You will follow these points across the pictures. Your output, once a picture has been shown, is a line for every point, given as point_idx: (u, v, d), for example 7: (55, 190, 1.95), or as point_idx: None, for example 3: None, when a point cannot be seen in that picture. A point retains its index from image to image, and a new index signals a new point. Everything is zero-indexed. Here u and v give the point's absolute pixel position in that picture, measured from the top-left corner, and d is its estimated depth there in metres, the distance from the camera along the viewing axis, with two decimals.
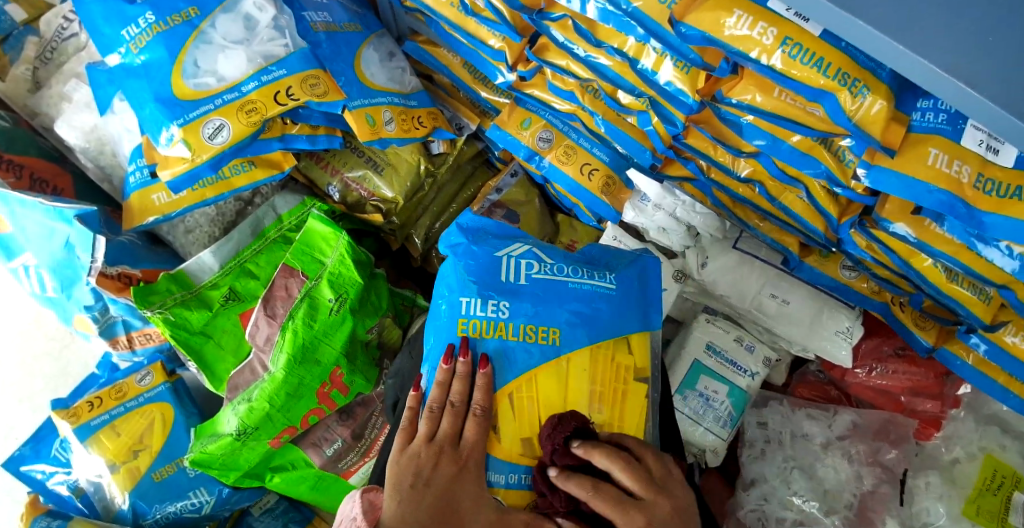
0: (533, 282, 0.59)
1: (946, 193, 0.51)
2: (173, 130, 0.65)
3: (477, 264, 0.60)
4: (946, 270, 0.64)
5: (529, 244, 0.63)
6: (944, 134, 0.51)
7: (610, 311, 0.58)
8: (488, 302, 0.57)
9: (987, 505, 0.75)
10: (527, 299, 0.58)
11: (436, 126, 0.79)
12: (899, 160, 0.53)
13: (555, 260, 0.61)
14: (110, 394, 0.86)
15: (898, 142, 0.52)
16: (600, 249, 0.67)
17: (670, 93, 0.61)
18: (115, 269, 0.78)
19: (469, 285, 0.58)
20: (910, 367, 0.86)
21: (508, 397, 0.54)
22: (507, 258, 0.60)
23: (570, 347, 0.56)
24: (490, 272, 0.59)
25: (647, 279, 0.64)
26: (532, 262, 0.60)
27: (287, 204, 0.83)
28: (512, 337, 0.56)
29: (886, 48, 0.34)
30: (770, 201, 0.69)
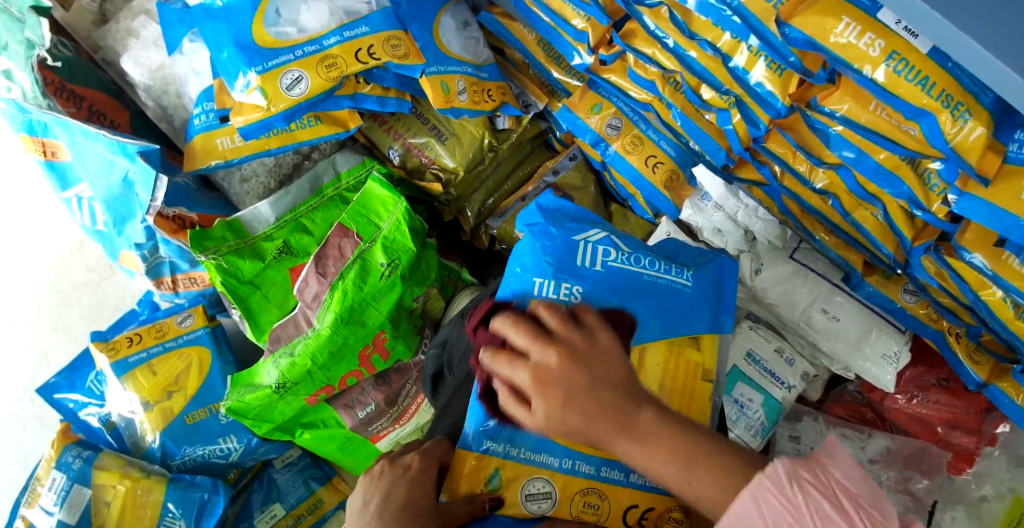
0: (609, 270, 0.56)
1: None
2: (250, 77, 0.64)
3: (551, 245, 0.57)
4: (1014, 307, 0.62)
5: (606, 229, 0.60)
6: None
7: (684, 308, 0.57)
8: (562, 286, 0.54)
9: None
10: (604, 287, 0.55)
11: (504, 101, 0.78)
12: (991, 191, 0.51)
13: (631, 250, 0.59)
14: (150, 332, 0.87)
15: (994, 171, 0.51)
16: (678, 245, 0.65)
17: (759, 94, 0.60)
18: (172, 210, 0.78)
19: (543, 265, 0.55)
20: (953, 399, 0.83)
21: None
22: (583, 243, 0.57)
23: (642, 340, 0.54)
24: (565, 254, 0.56)
25: (722, 279, 0.62)
26: (608, 249, 0.58)
27: (347, 163, 0.82)
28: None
29: (983, 62, 0.31)
30: (842, 214, 0.67)
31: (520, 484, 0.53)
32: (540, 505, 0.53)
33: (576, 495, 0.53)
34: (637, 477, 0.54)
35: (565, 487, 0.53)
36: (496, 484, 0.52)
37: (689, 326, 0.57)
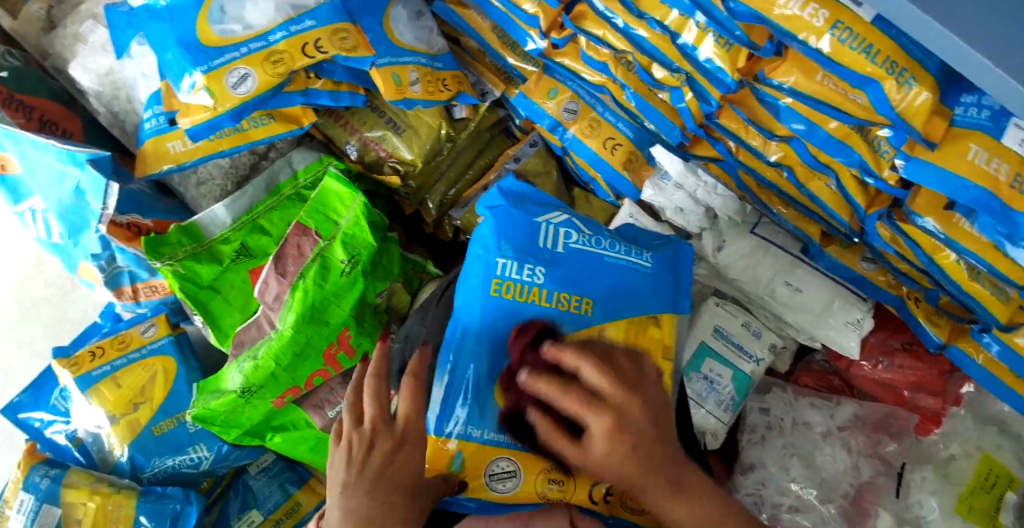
0: (569, 252, 0.57)
1: (982, 190, 0.50)
2: (195, 77, 0.63)
3: (514, 228, 0.58)
4: (968, 269, 0.63)
5: (568, 212, 0.62)
6: (985, 131, 0.49)
7: (645, 288, 0.58)
8: (524, 266, 0.56)
9: (979, 503, 0.77)
10: (563, 267, 0.56)
11: (461, 90, 0.77)
12: (939, 154, 0.52)
13: (591, 231, 0.60)
14: (112, 345, 0.86)
15: (940, 134, 0.51)
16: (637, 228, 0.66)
17: (708, 70, 0.59)
18: (125, 218, 0.76)
19: (506, 247, 0.57)
20: (916, 362, 0.86)
21: (535, 362, 0.52)
22: (545, 224, 0.59)
23: (600, 318, 0.55)
24: (528, 236, 0.58)
25: (679, 260, 0.63)
26: (570, 232, 0.59)
27: (304, 161, 0.82)
28: (546, 303, 0.54)
29: (921, 27, 0.32)
30: (796, 186, 0.68)
31: (484, 463, 0.52)
32: (504, 484, 0.53)
33: (543, 473, 0.53)
34: None
35: (530, 467, 0.53)
36: (461, 468, 0.52)
37: (650, 305, 0.57)
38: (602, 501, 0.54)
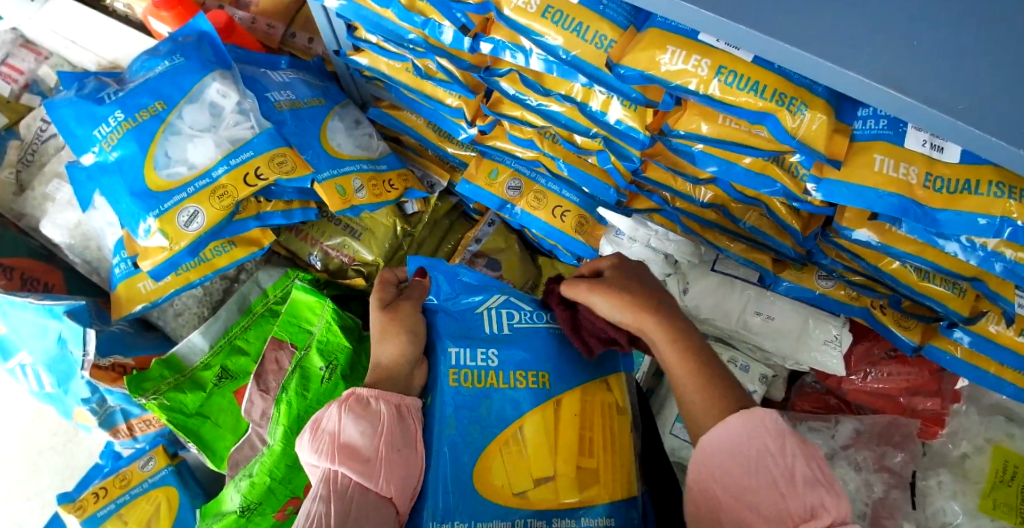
0: (517, 331, 0.59)
1: (897, 196, 0.55)
2: (149, 221, 0.67)
3: (459, 318, 0.60)
4: (914, 270, 0.67)
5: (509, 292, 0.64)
6: (888, 139, 0.55)
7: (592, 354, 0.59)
8: (477, 352, 0.57)
9: (1003, 497, 0.78)
10: (513, 347, 0.58)
11: (408, 187, 0.82)
12: (845, 170, 0.56)
13: (532, 307, 0.62)
14: (114, 483, 0.86)
15: (844, 151, 0.56)
16: None
17: (622, 130, 0.64)
18: (106, 360, 0.79)
19: (454, 335, 0.58)
20: (904, 366, 0.86)
21: (500, 447, 0.53)
22: (488, 310, 0.61)
23: (558, 389, 0.56)
24: (474, 325, 0.59)
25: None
26: (512, 312, 0.61)
27: (271, 278, 0.86)
28: (503, 385, 0.55)
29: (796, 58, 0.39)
30: (735, 222, 0.70)
31: None
32: None
33: None
34: (588, 521, 0.52)
35: None
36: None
37: (599, 368, 0.59)
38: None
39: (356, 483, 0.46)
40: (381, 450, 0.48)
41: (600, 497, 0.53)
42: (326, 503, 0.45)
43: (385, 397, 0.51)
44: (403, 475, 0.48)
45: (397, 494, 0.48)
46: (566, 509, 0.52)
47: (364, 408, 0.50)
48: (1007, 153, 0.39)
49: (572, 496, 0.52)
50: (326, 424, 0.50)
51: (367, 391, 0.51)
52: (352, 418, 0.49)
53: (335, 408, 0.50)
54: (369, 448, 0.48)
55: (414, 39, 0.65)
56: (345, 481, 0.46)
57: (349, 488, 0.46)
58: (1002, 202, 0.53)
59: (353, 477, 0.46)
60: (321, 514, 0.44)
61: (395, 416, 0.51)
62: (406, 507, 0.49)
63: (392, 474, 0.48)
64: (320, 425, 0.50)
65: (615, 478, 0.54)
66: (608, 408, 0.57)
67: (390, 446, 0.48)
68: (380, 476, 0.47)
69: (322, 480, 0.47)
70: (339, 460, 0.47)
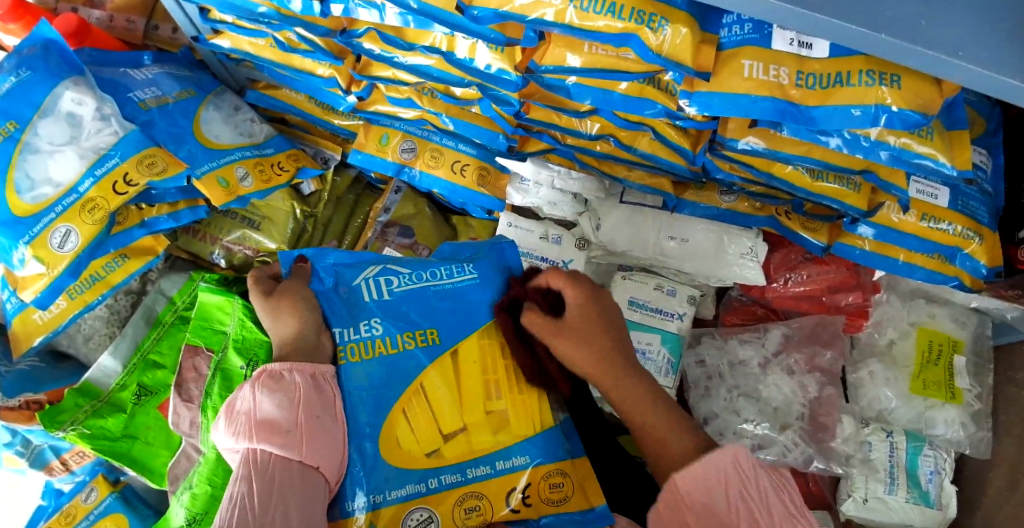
0: (399, 296, 0.57)
1: (770, 99, 0.55)
2: (21, 250, 0.63)
3: (338, 296, 0.57)
4: (808, 172, 0.67)
5: (385, 257, 0.61)
6: (755, 43, 0.55)
7: (480, 300, 0.58)
8: (361, 323, 0.55)
9: (931, 376, 0.84)
10: (397, 313, 0.56)
11: (300, 166, 0.79)
12: (716, 80, 0.56)
13: (411, 268, 0.59)
14: (56, 521, 0.82)
15: (712, 63, 0.55)
16: (457, 243, 0.65)
17: (493, 75, 0.61)
18: (16, 400, 0.75)
19: (338, 315, 0.56)
20: (822, 267, 0.87)
21: (402, 414, 0.53)
22: (364, 280, 0.58)
23: (451, 342, 0.56)
24: (354, 298, 0.57)
25: (507, 260, 0.63)
26: (391, 277, 0.58)
27: (175, 286, 0.82)
28: (392, 350, 0.54)
29: None
30: (628, 150, 0.69)
31: (399, 518, 0.50)
32: None
33: (455, 505, 0.51)
34: (503, 463, 0.53)
35: (445, 504, 0.51)
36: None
37: (492, 311, 0.58)
38: (524, 506, 0.52)
39: (278, 457, 0.45)
40: (301, 420, 0.47)
41: (512, 436, 0.54)
42: (248, 483, 0.43)
43: (298, 367, 0.50)
44: (328, 444, 0.48)
45: (325, 463, 0.47)
46: (481, 455, 0.53)
47: (279, 382, 0.49)
48: (853, 33, 0.40)
49: (485, 443, 0.53)
50: (240, 404, 0.47)
51: (279, 365, 0.50)
52: (267, 393, 0.47)
53: (247, 387, 0.48)
54: (289, 420, 0.46)
55: (266, 13, 0.60)
56: (265, 457, 0.45)
57: (271, 463, 0.45)
58: (875, 90, 0.54)
59: (275, 451, 0.45)
60: (243, 494, 0.42)
61: (311, 386, 0.50)
62: (333, 475, 0.48)
63: (316, 442, 0.47)
64: (233, 407, 0.47)
65: (524, 417, 0.55)
66: (509, 350, 0.57)
67: (310, 415, 0.48)
68: (303, 445, 0.46)
69: (242, 462, 0.45)
70: (258, 437, 0.45)
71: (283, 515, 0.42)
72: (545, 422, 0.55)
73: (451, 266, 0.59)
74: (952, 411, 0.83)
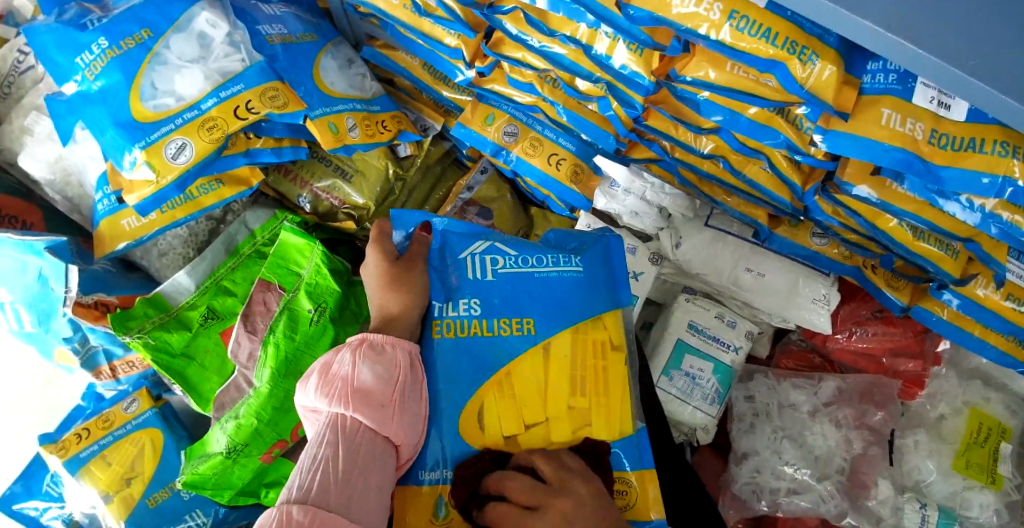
0: (500, 278, 0.58)
1: (902, 151, 0.53)
2: (135, 153, 0.65)
3: (442, 268, 0.60)
4: (911, 229, 0.66)
5: (491, 237, 0.63)
6: (896, 94, 0.53)
7: (581, 294, 0.59)
8: (460, 302, 0.58)
9: (975, 458, 0.81)
10: (497, 294, 0.58)
11: (401, 129, 0.80)
12: (852, 123, 0.55)
13: (518, 251, 0.60)
14: (96, 424, 0.85)
15: (851, 104, 0.54)
16: (564, 233, 0.67)
17: (627, 76, 0.61)
18: (90, 298, 0.78)
19: (440, 288, 0.59)
20: (889, 327, 0.87)
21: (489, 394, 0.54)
22: (470, 257, 0.60)
23: (544, 336, 0.56)
24: (458, 272, 0.59)
25: (610, 254, 0.65)
26: (496, 257, 0.60)
27: (259, 220, 0.84)
28: (487, 333, 0.56)
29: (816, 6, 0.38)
30: (734, 174, 0.69)
31: None
32: None
33: None
34: None
35: None
36: (444, 513, 0.50)
37: (591, 309, 0.59)
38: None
39: (366, 429, 0.46)
40: (394, 397, 0.47)
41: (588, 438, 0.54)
42: (333, 447, 0.44)
43: (398, 345, 0.51)
44: (409, 424, 0.49)
45: (403, 442, 0.48)
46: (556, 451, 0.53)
47: (380, 354, 0.50)
48: None
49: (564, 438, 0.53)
50: (339, 369, 0.48)
51: (382, 337, 0.51)
52: (368, 363, 0.48)
53: (349, 353, 0.49)
54: (383, 394, 0.47)
55: None
56: (354, 426, 0.45)
57: (358, 432, 0.45)
58: (1006, 161, 0.52)
59: (365, 423, 0.45)
60: (328, 457, 0.43)
61: (408, 364, 0.51)
62: (407, 452, 0.49)
63: (402, 421, 0.48)
64: (331, 369, 0.48)
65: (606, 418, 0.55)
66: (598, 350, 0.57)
67: (402, 393, 0.48)
68: (392, 423, 0.47)
69: (330, 424, 0.45)
70: (353, 405, 0.45)
71: (360, 488, 0.43)
72: (624, 430, 0.55)
73: (557, 256, 0.61)
74: (989, 496, 0.79)
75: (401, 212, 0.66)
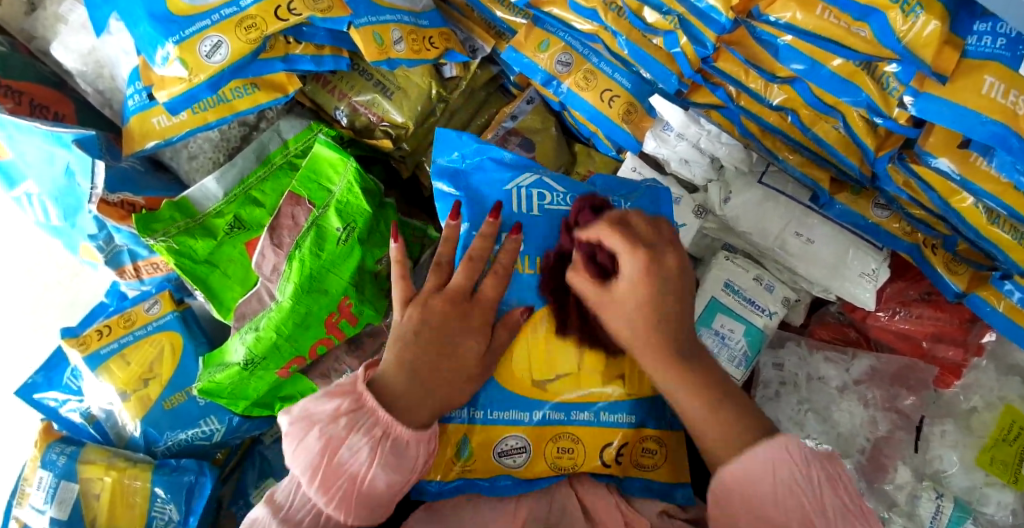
0: (547, 213, 0.57)
1: (999, 124, 0.47)
2: (168, 48, 0.63)
3: (488, 200, 0.58)
4: (986, 212, 0.60)
5: (539, 171, 0.61)
6: (1002, 60, 0.46)
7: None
8: (503, 236, 0.56)
9: (1001, 455, 0.77)
10: (542, 231, 0.56)
11: (448, 47, 0.75)
12: (950, 87, 0.48)
13: (566, 188, 0.60)
14: (118, 322, 0.85)
15: (952, 66, 0.47)
16: (614, 179, 0.64)
17: (702, 11, 0.56)
18: (115, 197, 0.76)
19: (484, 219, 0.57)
20: (936, 311, 0.84)
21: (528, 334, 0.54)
22: (517, 189, 0.58)
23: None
24: (501, 204, 0.58)
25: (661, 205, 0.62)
26: (544, 193, 0.59)
27: (292, 130, 0.81)
28: (530, 270, 0.55)
29: None
30: (802, 131, 0.65)
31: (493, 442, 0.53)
32: (515, 459, 0.53)
33: (551, 442, 0.53)
34: (609, 416, 0.54)
35: (538, 438, 0.53)
36: (469, 455, 0.52)
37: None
38: (615, 463, 0.54)
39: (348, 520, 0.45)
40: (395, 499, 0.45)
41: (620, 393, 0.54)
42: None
43: (424, 442, 0.45)
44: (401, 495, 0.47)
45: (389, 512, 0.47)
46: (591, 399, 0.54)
47: (399, 451, 0.44)
48: None
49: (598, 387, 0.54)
50: (348, 462, 0.43)
51: (408, 435, 0.44)
52: (382, 465, 0.43)
53: (366, 451, 0.43)
54: (383, 499, 0.44)
55: None
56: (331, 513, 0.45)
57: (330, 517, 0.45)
58: None
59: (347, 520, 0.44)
60: None
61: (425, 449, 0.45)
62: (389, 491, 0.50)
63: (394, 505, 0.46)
64: (338, 448, 0.43)
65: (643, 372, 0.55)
66: None
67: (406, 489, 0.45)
68: (380, 518, 0.45)
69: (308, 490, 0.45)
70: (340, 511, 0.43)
71: None
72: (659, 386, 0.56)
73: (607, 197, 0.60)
74: (1009, 495, 0.75)
75: (445, 134, 0.64)
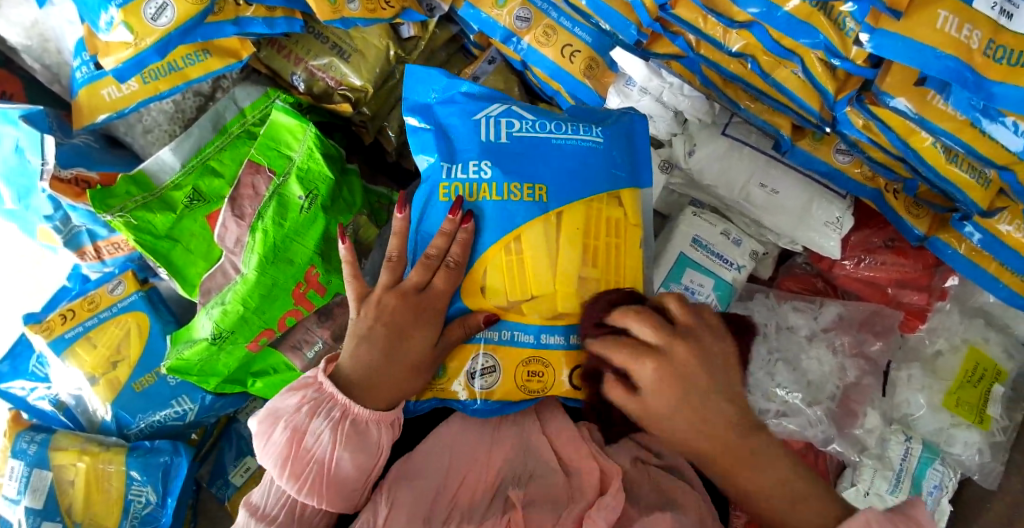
0: (514, 140, 0.57)
1: (954, 59, 0.47)
2: (112, 12, 0.62)
3: (453, 131, 0.58)
4: (944, 151, 0.60)
5: (508, 102, 0.60)
6: None
7: (598, 165, 0.57)
8: (467, 165, 0.56)
9: (967, 396, 0.80)
10: (509, 157, 0.56)
11: (405, 6, 0.73)
12: (905, 24, 0.48)
13: (535, 116, 0.59)
14: (82, 306, 0.83)
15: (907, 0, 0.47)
16: (582, 108, 0.64)
17: None
18: (68, 172, 0.74)
19: (452, 149, 0.57)
20: (899, 257, 0.85)
21: (497, 258, 0.54)
22: (485, 118, 0.58)
23: (556, 204, 0.55)
24: (467, 133, 0.57)
25: (633, 134, 0.62)
26: (512, 121, 0.58)
27: (249, 97, 0.80)
28: (496, 196, 0.54)
29: None
30: (761, 77, 0.64)
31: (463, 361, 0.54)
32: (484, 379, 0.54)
33: (519, 364, 0.54)
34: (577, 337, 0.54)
35: (508, 358, 0.54)
36: (444, 374, 0.55)
37: (609, 182, 0.57)
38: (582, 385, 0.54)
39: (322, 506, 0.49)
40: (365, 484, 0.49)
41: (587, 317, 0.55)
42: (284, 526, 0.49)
43: (384, 423, 0.50)
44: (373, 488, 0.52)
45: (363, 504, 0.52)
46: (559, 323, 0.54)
47: (361, 435, 0.49)
48: None
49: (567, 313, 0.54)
50: (314, 446, 0.48)
51: (369, 415, 0.49)
52: (348, 451, 0.48)
53: (328, 433, 0.48)
54: (354, 483, 0.49)
55: None
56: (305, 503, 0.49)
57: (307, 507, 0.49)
58: None
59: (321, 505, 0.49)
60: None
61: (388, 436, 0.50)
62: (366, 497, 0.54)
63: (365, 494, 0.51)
64: (304, 437, 0.48)
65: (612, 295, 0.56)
66: (614, 228, 0.57)
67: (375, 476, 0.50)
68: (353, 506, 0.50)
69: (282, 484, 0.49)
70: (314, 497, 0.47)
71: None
72: None
73: (577, 125, 0.58)
74: (975, 434, 0.79)
75: (411, 68, 0.62)
